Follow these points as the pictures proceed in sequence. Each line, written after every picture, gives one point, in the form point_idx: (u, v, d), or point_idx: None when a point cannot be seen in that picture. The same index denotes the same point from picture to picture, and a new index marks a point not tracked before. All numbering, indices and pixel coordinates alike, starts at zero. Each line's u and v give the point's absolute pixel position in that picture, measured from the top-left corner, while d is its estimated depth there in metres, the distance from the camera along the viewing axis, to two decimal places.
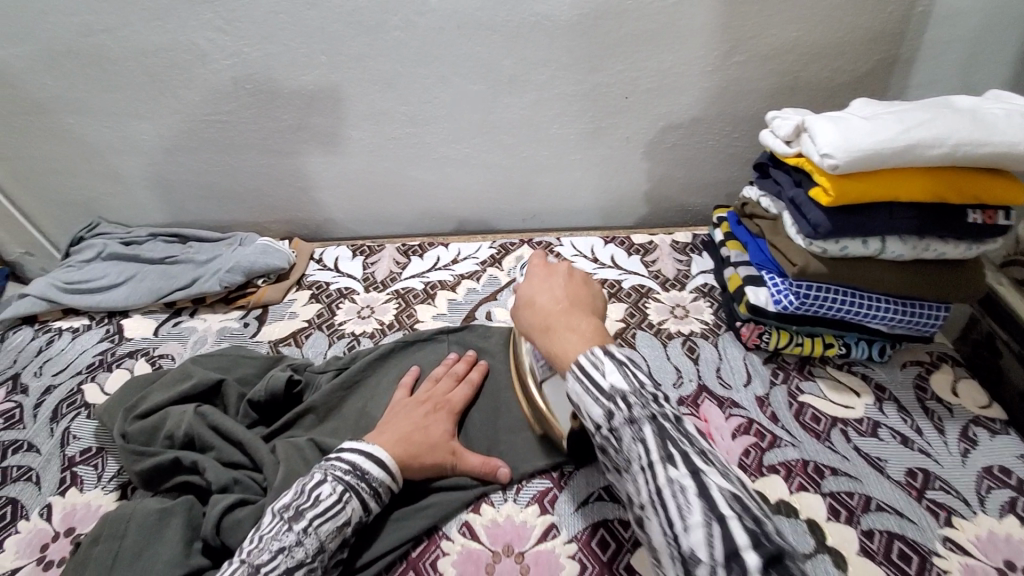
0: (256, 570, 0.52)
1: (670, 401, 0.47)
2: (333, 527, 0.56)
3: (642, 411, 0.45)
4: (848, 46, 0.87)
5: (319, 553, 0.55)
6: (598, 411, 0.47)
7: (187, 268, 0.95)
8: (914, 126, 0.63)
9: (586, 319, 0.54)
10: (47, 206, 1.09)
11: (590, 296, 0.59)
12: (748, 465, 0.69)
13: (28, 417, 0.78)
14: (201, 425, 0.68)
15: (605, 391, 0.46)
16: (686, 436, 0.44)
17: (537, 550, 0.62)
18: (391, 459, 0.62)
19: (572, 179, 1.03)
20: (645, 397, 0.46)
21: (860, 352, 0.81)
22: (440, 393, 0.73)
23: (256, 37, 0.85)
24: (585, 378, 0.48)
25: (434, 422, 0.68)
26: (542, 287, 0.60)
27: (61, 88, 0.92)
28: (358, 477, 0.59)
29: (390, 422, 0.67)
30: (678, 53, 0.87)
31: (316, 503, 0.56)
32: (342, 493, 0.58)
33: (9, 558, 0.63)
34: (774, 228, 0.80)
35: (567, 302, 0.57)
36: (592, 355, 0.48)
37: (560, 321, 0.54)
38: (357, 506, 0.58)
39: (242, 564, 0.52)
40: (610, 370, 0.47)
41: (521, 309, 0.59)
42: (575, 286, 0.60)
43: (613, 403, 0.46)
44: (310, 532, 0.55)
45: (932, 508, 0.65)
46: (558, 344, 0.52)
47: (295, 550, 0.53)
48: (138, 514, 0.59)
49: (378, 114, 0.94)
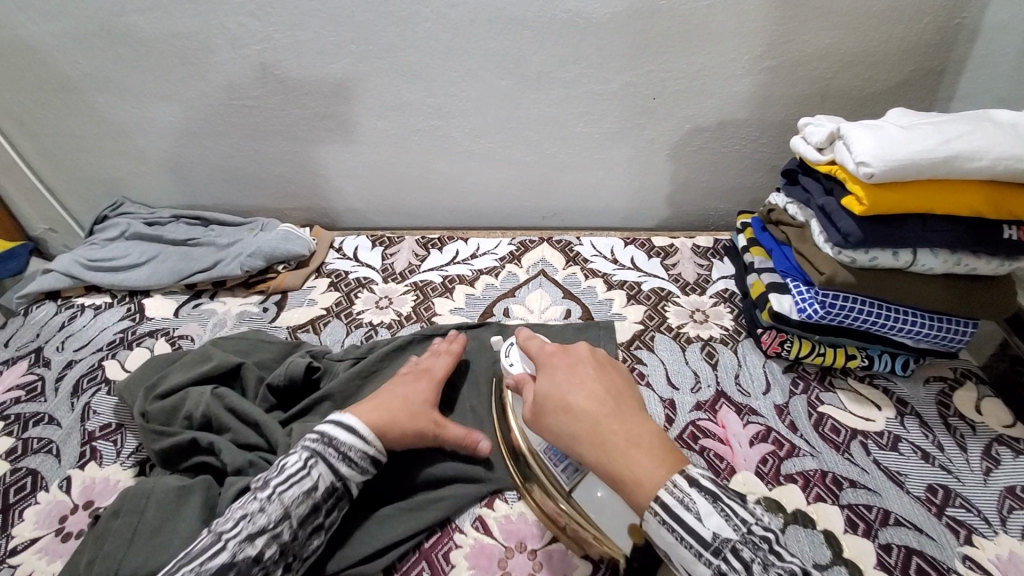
0: (219, 538, 0.52)
1: (779, 544, 0.46)
2: (299, 492, 0.56)
3: (760, 570, 0.44)
4: (883, 54, 0.85)
5: (285, 519, 0.54)
6: (705, 568, 0.46)
7: (209, 251, 0.96)
8: (955, 138, 0.62)
9: (642, 427, 0.54)
10: (73, 183, 1.10)
11: (623, 385, 0.59)
12: (765, 473, 0.69)
13: (48, 391, 0.79)
14: (218, 407, 0.69)
15: (709, 541, 0.46)
16: None
17: (551, 548, 0.61)
18: (362, 425, 0.62)
19: (595, 178, 1.03)
20: (756, 547, 0.45)
21: (883, 365, 0.79)
22: (419, 367, 0.74)
23: (288, 24, 0.85)
24: (677, 526, 0.47)
25: (415, 391, 0.69)
26: (574, 384, 0.58)
27: (93, 68, 0.93)
28: (325, 444, 0.59)
29: (371, 395, 0.68)
30: (709, 56, 0.86)
31: (282, 472, 0.57)
32: (308, 460, 0.58)
33: (27, 528, 0.63)
34: (801, 235, 0.79)
35: (611, 402, 0.56)
36: (676, 491, 0.48)
37: (619, 435, 0.53)
38: (324, 471, 0.58)
39: (209, 534, 0.53)
40: (708, 516, 0.47)
41: (556, 415, 0.56)
42: (604, 374, 0.60)
43: (721, 557, 0.45)
44: (274, 499, 0.55)
45: (952, 526, 0.64)
46: (626, 467, 0.51)
47: (258, 517, 0.54)
48: (157, 489, 0.60)
49: (405, 105, 0.94)
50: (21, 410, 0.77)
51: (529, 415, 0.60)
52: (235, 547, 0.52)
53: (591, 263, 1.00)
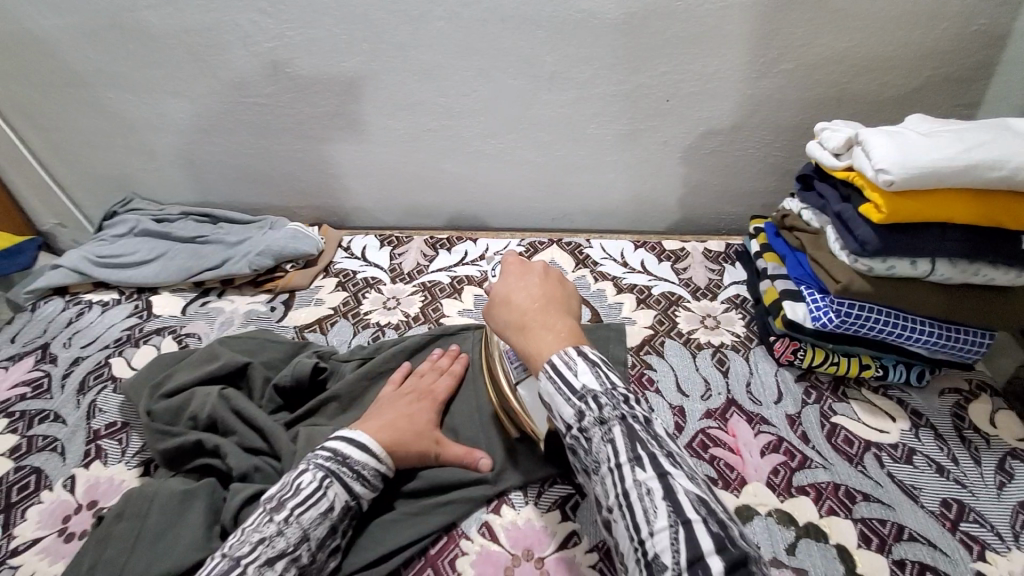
0: (236, 563, 0.50)
1: (636, 400, 0.49)
2: (316, 514, 0.55)
3: (613, 413, 0.47)
4: (903, 59, 0.84)
5: (304, 541, 0.54)
6: (570, 411, 0.48)
7: (217, 249, 0.96)
8: (977, 146, 0.61)
9: (561, 319, 0.55)
10: (82, 178, 1.10)
11: (564, 295, 0.60)
12: (777, 485, 0.67)
13: (55, 387, 0.79)
14: (223, 409, 0.68)
15: (576, 390, 0.48)
16: (654, 436, 0.47)
17: (559, 556, 0.60)
18: (375, 443, 0.61)
19: (605, 180, 1.01)
20: (615, 399, 0.48)
21: (897, 375, 0.78)
22: (424, 384, 0.73)
23: (299, 21, 0.85)
24: (558, 378, 0.49)
25: (420, 410, 0.69)
26: (518, 287, 0.59)
27: (103, 63, 0.92)
28: (339, 463, 0.59)
29: (376, 412, 0.67)
30: (724, 59, 0.85)
31: (297, 492, 0.56)
32: (323, 478, 0.57)
33: (30, 528, 0.63)
34: (817, 242, 0.78)
35: (544, 301, 0.57)
36: (565, 356, 0.50)
37: (537, 321, 0.55)
38: (339, 492, 0.57)
39: (222, 558, 0.50)
40: (583, 371, 0.49)
41: (497, 306, 0.58)
42: (549, 283, 0.60)
43: (583, 402, 0.48)
44: (292, 521, 0.54)
45: (967, 541, 0.62)
46: (533, 343, 0.53)
47: (277, 540, 0.52)
48: (161, 493, 0.59)
49: (415, 104, 0.93)
50: (27, 407, 0.76)
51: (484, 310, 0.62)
52: (256, 573, 0.49)
53: (601, 265, 0.99)
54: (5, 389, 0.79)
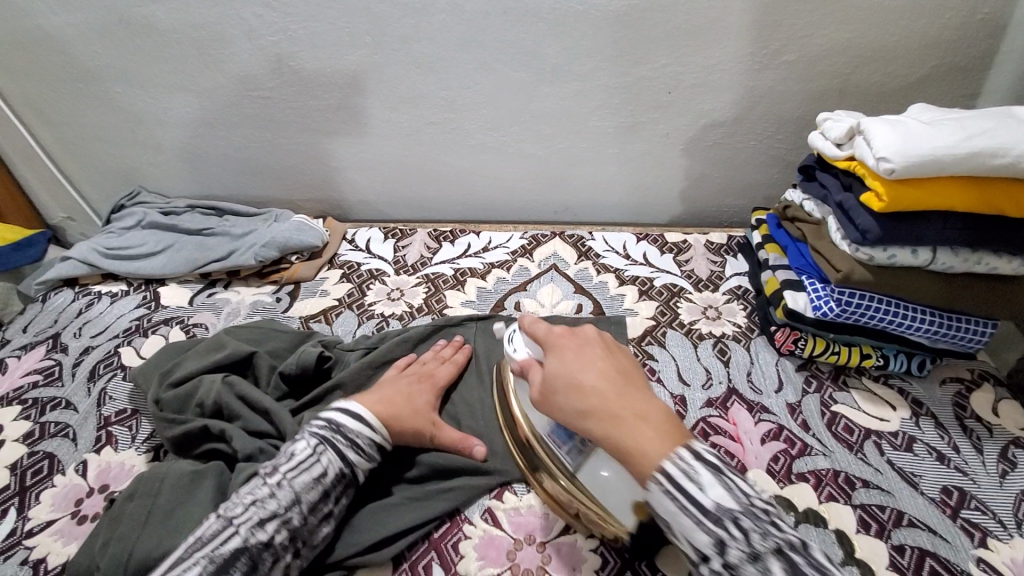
0: (228, 523, 0.53)
1: (779, 519, 0.45)
2: (309, 478, 0.57)
3: (760, 541, 0.43)
4: (904, 49, 0.84)
5: (295, 504, 0.55)
6: (705, 539, 0.44)
7: (224, 241, 0.97)
8: (979, 134, 0.61)
9: (649, 403, 0.51)
10: (91, 172, 1.11)
11: (632, 367, 0.56)
12: (777, 471, 0.68)
13: (66, 375, 0.80)
14: (228, 395, 0.69)
15: (709, 510, 0.44)
16: (815, 566, 0.42)
17: (560, 541, 0.61)
18: (368, 413, 0.64)
19: (607, 173, 1.02)
20: (759, 521, 0.44)
21: (898, 364, 0.78)
22: (425, 368, 0.75)
23: (303, 15, 0.86)
24: (680, 495, 0.45)
25: (419, 392, 0.70)
26: (580, 361, 0.55)
27: (111, 57, 0.93)
28: (332, 431, 0.61)
29: (376, 389, 0.69)
30: (726, 50, 0.85)
31: (290, 458, 0.58)
32: (315, 445, 0.59)
33: (43, 510, 0.64)
34: (817, 232, 0.78)
35: (620, 380, 0.53)
36: (682, 464, 0.46)
37: (627, 411, 0.50)
38: (332, 458, 0.59)
39: (217, 518, 0.54)
40: (711, 485, 0.45)
41: (564, 389, 0.53)
42: (612, 355, 0.56)
43: (723, 529, 0.44)
44: (284, 485, 0.56)
45: (966, 528, 0.63)
46: (631, 440, 0.48)
47: (268, 502, 0.54)
48: (171, 474, 0.60)
49: (418, 98, 0.94)
50: (38, 395, 0.78)
51: (534, 390, 0.56)
52: (247, 532, 0.52)
53: (603, 258, 0.99)
54: (17, 378, 0.81)
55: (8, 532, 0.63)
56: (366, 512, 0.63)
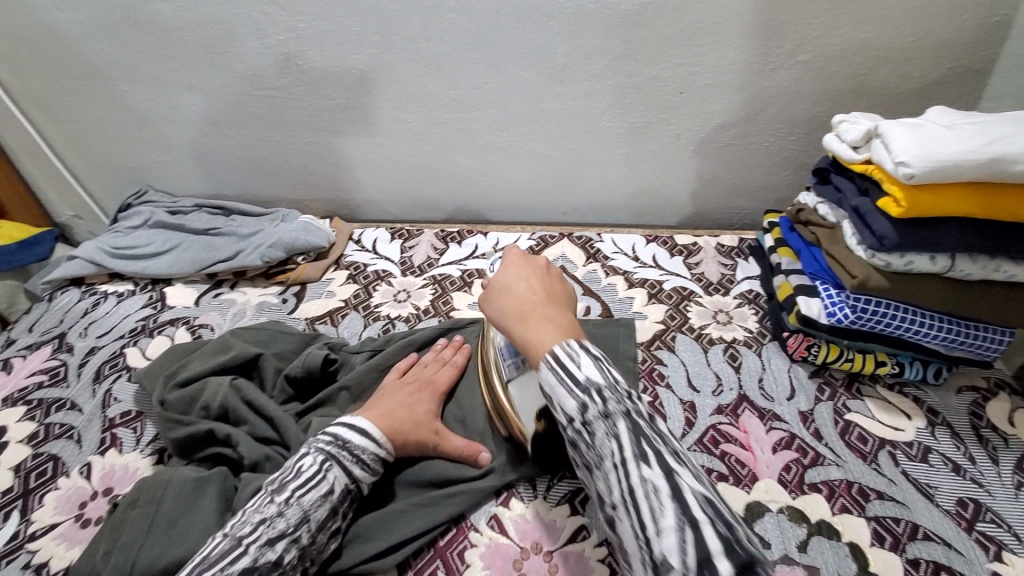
0: (237, 542, 0.51)
1: (638, 396, 0.48)
2: (317, 496, 0.56)
3: (617, 407, 0.45)
4: (923, 49, 0.82)
5: (304, 522, 0.55)
6: (572, 403, 0.47)
7: (230, 241, 0.96)
8: (1001, 139, 0.59)
9: (561, 313, 0.55)
10: (98, 171, 1.11)
11: (564, 292, 0.60)
12: (789, 482, 0.67)
13: (72, 376, 0.80)
14: (235, 399, 0.69)
15: (580, 382, 0.47)
16: (657, 433, 0.45)
17: (567, 549, 0.60)
18: (375, 429, 0.63)
19: (617, 174, 1.01)
20: (621, 393, 0.46)
21: (914, 373, 0.77)
22: (426, 374, 0.74)
23: (311, 13, 0.85)
24: (560, 370, 0.48)
25: (419, 400, 0.69)
26: (518, 279, 0.60)
27: (118, 55, 0.93)
28: (339, 447, 0.60)
29: (376, 400, 0.68)
30: (740, 50, 0.84)
31: (298, 474, 0.57)
32: (323, 462, 0.58)
33: (47, 514, 0.64)
34: (832, 236, 0.77)
35: (546, 295, 0.58)
36: (566, 348, 0.49)
37: (537, 314, 0.55)
38: (339, 475, 0.59)
39: (224, 537, 0.52)
40: (586, 364, 0.48)
41: (497, 296, 0.60)
42: (551, 281, 0.62)
43: (588, 396, 0.46)
44: (293, 502, 0.55)
45: (982, 541, 0.61)
46: (533, 334, 0.53)
47: (277, 521, 0.53)
48: (174, 480, 0.60)
49: (426, 97, 0.93)
50: (44, 395, 0.78)
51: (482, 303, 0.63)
52: (257, 552, 0.51)
53: (612, 260, 0.98)
54: (23, 377, 0.81)
55: (11, 535, 0.63)
56: (370, 519, 0.62)
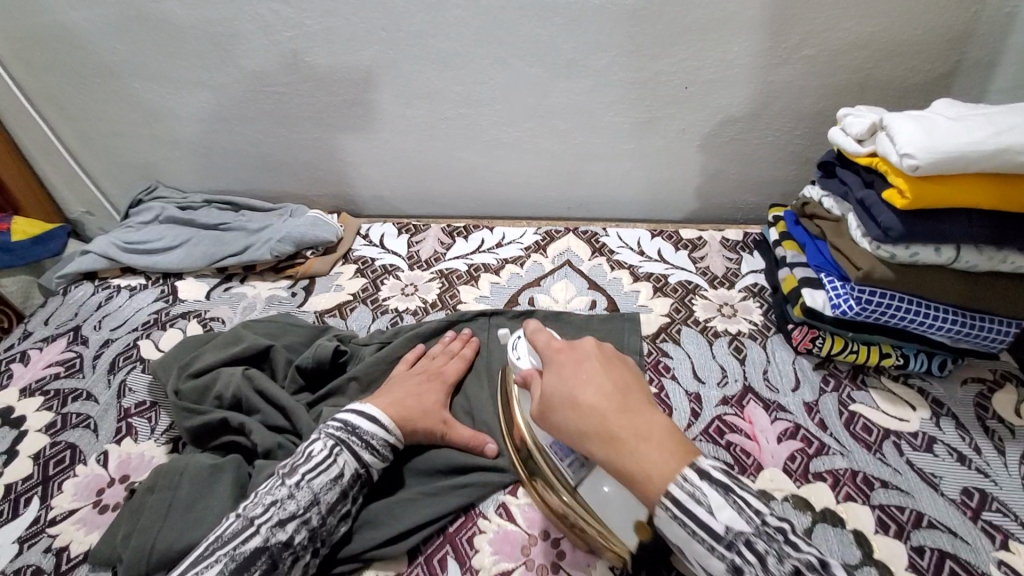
0: (249, 522, 0.53)
1: (796, 538, 0.44)
2: (327, 479, 0.58)
3: (777, 563, 0.42)
4: (927, 43, 0.82)
5: (314, 504, 0.56)
6: (720, 563, 0.44)
7: (240, 236, 0.98)
8: (1007, 130, 0.60)
9: (653, 420, 0.49)
10: (109, 167, 1.12)
11: (635, 379, 0.53)
12: (794, 471, 0.67)
13: (86, 367, 0.82)
14: (247, 389, 0.70)
15: (721, 535, 0.43)
16: None
17: (574, 537, 0.61)
18: (384, 415, 0.64)
19: (622, 169, 1.01)
20: (772, 540, 0.43)
21: (918, 364, 0.77)
22: (434, 365, 0.75)
23: (319, 10, 0.86)
24: (691, 520, 0.44)
25: (428, 390, 0.70)
26: (580, 379, 0.52)
27: (129, 53, 0.94)
28: (349, 433, 0.61)
29: (386, 390, 0.69)
30: (745, 45, 0.84)
31: (309, 459, 0.58)
32: (332, 447, 0.60)
33: (66, 500, 0.65)
34: (837, 229, 0.77)
35: (624, 395, 0.51)
36: (686, 486, 0.45)
37: (631, 431, 0.48)
38: (349, 460, 0.60)
39: (237, 517, 0.54)
40: (721, 508, 0.44)
41: (564, 409, 0.51)
42: (615, 367, 0.54)
43: (735, 553, 0.43)
44: (303, 486, 0.56)
45: (987, 530, 0.62)
46: (636, 463, 0.47)
47: (288, 503, 0.55)
48: (190, 467, 0.61)
49: (433, 93, 0.94)
50: (60, 385, 0.79)
51: (539, 413, 0.54)
52: (267, 532, 0.53)
53: (617, 254, 0.99)
54: (39, 369, 0.82)
55: (31, 520, 0.64)
56: (381, 506, 0.63)
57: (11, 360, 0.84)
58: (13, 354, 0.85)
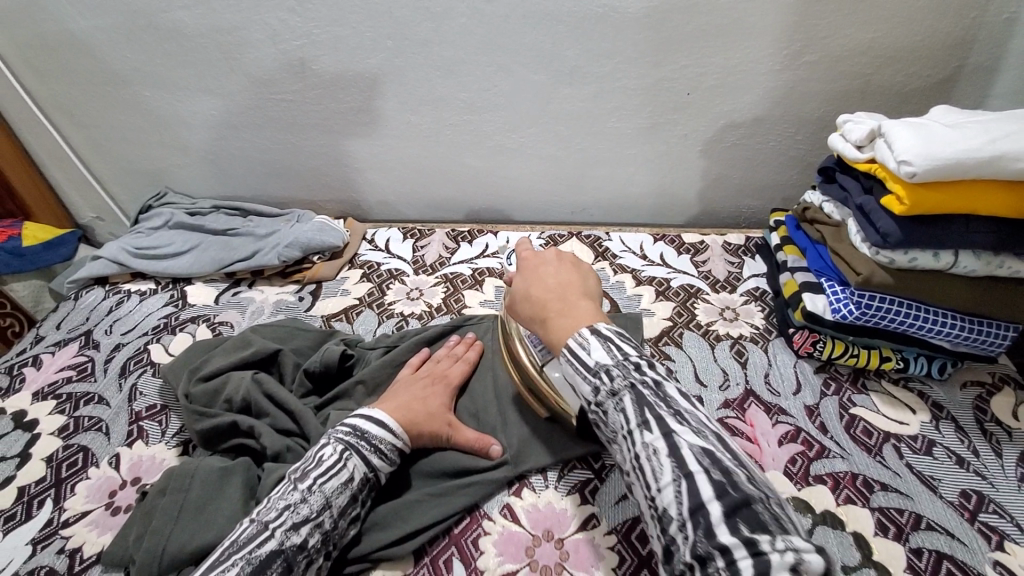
0: (264, 527, 0.54)
1: (653, 369, 0.48)
2: (338, 484, 0.59)
3: (621, 383, 0.47)
4: (927, 50, 0.83)
5: (326, 508, 0.57)
6: (586, 387, 0.50)
7: (248, 241, 0.99)
8: (1003, 137, 0.60)
9: (578, 301, 0.56)
10: (119, 173, 1.14)
11: (582, 278, 0.61)
12: (794, 473, 0.68)
13: (98, 371, 0.83)
14: (256, 392, 0.71)
15: (591, 367, 0.49)
16: (666, 400, 0.46)
17: (577, 538, 0.62)
18: (391, 419, 0.65)
19: (625, 174, 1.02)
20: (627, 368, 0.48)
21: (918, 367, 0.78)
22: (439, 369, 0.76)
23: (326, 19, 0.87)
24: (574, 360, 0.51)
25: (433, 394, 0.71)
26: (535, 279, 0.61)
27: (139, 61, 0.96)
28: (358, 437, 0.62)
29: (392, 394, 0.70)
30: (746, 52, 0.85)
31: (320, 464, 0.59)
32: (343, 451, 0.61)
33: (79, 501, 0.67)
34: (838, 234, 0.78)
35: (564, 286, 0.59)
36: (579, 335, 0.51)
37: (558, 307, 0.56)
38: (359, 464, 0.61)
39: (251, 522, 0.55)
40: (596, 348, 0.50)
41: (518, 300, 0.61)
42: (567, 269, 0.63)
43: (598, 378, 0.49)
44: (315, 490, 0.58)
45: (985, 532, 0.63)
46: (554, 327, 0.54)
47: (301, 507, 0.56)
48: (201, 469, 0.62)
49: (438, 100, 0.95)
50: (73, 389, 0.81)
51: (510, 307, 0.64)
52: (282, 535, 0.54)
53: (620, 258, 1.00)
54: (52, 373, 0.84)
55: (46, 521, 0.65)
56: (387, 508, 0.64)
57: (24, 364, 0.86)
58: (26, 358, 0.86)
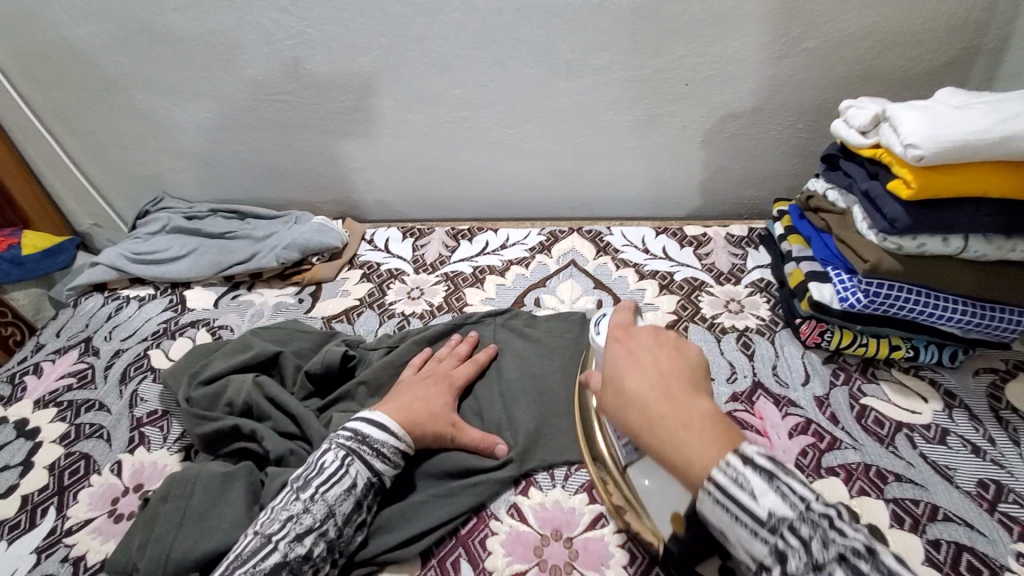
0: (267, 540, 0.54)
1: (845, 521, 0.38)
2: (341, 491, 0.58)
3: (822, 550, 0.36)
4: (929, 32, 0.82)
5: (330, 517, 0.56)
6: (762, 549, 0.39)
7: (246, 244, 0.98)
8: (1013, 116, 0.59)
9: (698, 406, 0.45)
10: (115, 179, 1.13)
11: (685, 365, 0.49)
12: (806, 465, 0.67)
13: (98, 378, 0.82)
14: (258, 395, 0.70)
15: (763, 520, 0.38)
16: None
17: (587, 537, 0.61)
18: (392, 422, 0.64)
19: (625, 167, 1.01)
20: (819, 527, 0.37)
21: (929, 356, 0.77)
22: (442, 369, 0.75)
23: (319, 17, 0.86)
24: (731, 504, 0.40)
25: (436, 393, 0.70)
26: (634, 364, 0.49)
27: (134, 66, 0.95)
28: (359, 441, 0.61)
29: (395, 395, 0.69)
30: (744, 39, 0.84)
31: (321, 471, 0.59)
32: (344, 457, 0.60)
33: (81, 510, 0.66)
34: (843, 222, 0.77)
35: (666, 381, 0.47)
36: (729, 470, 0.40)
37: (668, 413, 0.45)
38: (361, 469, 0.60)
39: (255, 535, 0.54)
40: (762, 492, 0.39)
41: (609, 395, 0.49)
42: (664, 354, 0.50)
43: (779, 538, 0.38)
44: (317, 499, 0.57)
45: (1005, 522, 0.61)
46: (675, 448, 0.43)
47: (303, 517, 0.55)
48: (203, 475, 0.62)
49: (434, 97, 0.94)
50: (73, 397, 0.80)
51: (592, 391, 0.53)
52: (286, 547, 0.53)
53: (622, 252, 0.98)
54: (53, 381, 0.83)
55: (49, 530, 0.65)
56: (392, 512, 0.63)
57: (25, 372, 0.85)
58: (26, 367, 0.86)
